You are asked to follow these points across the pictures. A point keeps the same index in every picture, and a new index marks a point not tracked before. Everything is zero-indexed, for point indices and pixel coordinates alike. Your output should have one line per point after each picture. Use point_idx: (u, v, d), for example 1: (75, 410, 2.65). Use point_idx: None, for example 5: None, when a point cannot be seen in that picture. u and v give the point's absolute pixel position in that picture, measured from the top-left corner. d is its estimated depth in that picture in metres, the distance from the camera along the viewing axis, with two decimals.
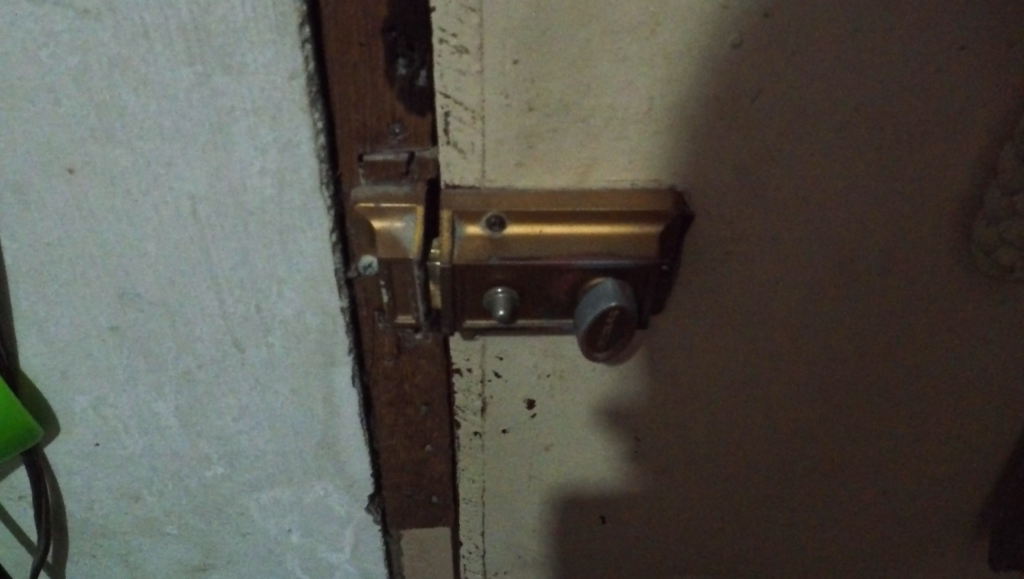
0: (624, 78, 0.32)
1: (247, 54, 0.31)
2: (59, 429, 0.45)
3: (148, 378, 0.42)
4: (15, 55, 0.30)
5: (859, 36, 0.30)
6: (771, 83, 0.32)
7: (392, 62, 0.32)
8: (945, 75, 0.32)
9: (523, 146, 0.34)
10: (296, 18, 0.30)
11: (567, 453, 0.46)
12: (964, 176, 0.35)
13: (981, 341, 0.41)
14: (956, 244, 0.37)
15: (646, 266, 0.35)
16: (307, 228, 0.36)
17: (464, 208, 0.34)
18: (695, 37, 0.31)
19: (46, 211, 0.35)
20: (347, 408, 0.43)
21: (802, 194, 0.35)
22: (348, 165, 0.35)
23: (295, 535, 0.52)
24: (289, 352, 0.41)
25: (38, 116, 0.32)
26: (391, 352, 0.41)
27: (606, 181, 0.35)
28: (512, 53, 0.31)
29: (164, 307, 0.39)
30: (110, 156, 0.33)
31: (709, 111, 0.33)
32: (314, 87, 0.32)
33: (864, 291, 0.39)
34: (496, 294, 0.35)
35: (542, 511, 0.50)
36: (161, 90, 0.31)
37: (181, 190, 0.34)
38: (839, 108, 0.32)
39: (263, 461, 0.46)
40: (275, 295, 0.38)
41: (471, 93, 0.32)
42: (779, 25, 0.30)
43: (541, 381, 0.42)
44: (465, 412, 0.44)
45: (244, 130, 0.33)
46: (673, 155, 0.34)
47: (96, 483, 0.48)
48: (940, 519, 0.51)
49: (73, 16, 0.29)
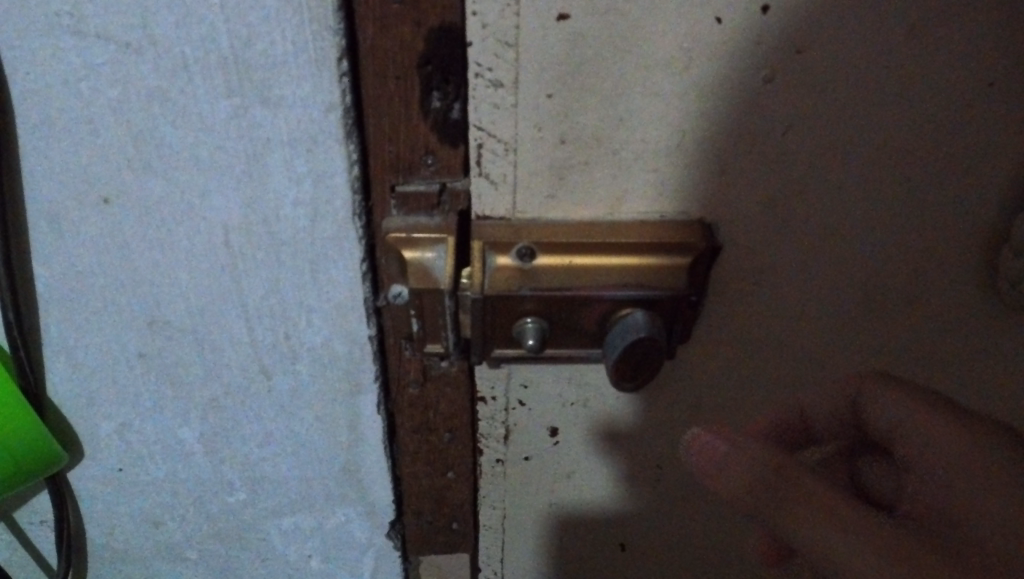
0: (656, 111, 0.32)
1: (285, 88, 0.31)
2: (83, 454, 0.45)
3: (174, 404, 0.42)
4: (56, 86, 0.31)
5: (890, 71, 0.31)
6: (801, 116, 0.32)
7: (426, 95, 0.32)
8: (973, 110, 0.32)
9: (555, 178, 0.34)
10: (335, 52, 0.30)
11: (589, 482, 0.46)
12: (990, 208, 0.35)
13: (1005, 375, 0.41)
14: (981, 275, 0.37)
15: (675, 296, 0.36)
16: (338, 258, 0.36)
17: (495, 239, 0.35)
18: (729, 72, 0.31)
19: (79, 240, 0.35)
20: (372, 436, 0.44)
21: (829, 225, 0.35)
22: (380, 196, 0.35)
23: (315, 560, 0.52)
24: (316, 379, 0.41)
25: (74, 147, 0.33)
26: (416, 381, 0.42)
27: (635, 213, 0.35)
28: (547, 87, 0.31)
29: (192, 333, 0.39)
30: (145, 186, 0.34)
31: (740, 143, 0.33)
32: (349, 120, 0.32)
33: (888, 321, 0.39)
34: (525, 325, 0.36)
35: (562, 538, 0.50)
36: (200, 121, 0.32)
37: (215, 220, 0.35)
38: (867, 143, 0.33)
39: (286, 487, 0.47)
40: (304, 323, 0.38)
41: (504, 126, 0.33)
42: (811, 61, 0.30)
43: (566, 410, 0.42)
44: (489, 439, 0.44)
45: (280, 162, 0.33)
46: (701, 188, 0.34)
47: (118, 509, 0.48)
48: None
49: (115, 49, 0.30)
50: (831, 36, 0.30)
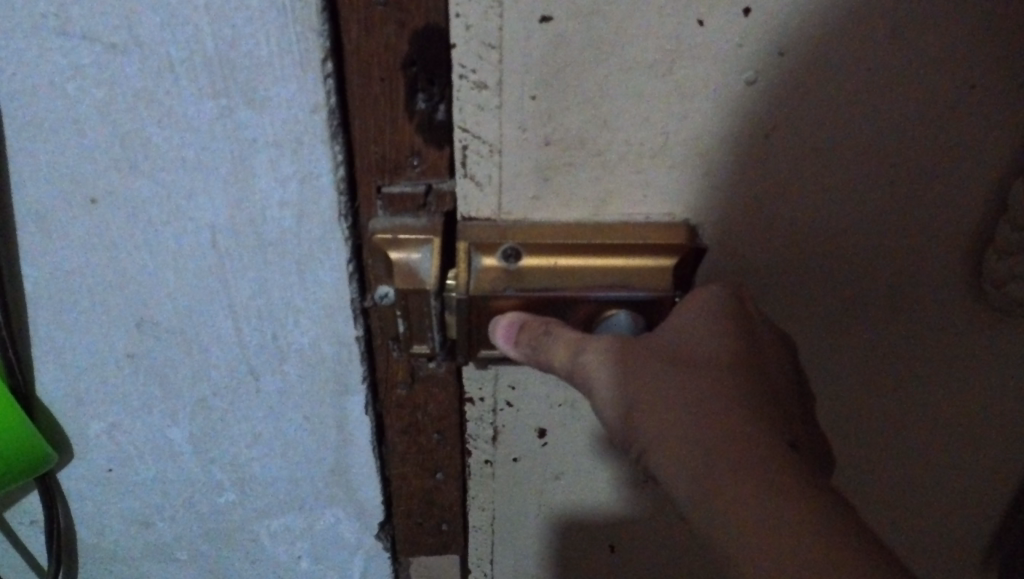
0: (640, 113, 0.32)
1: (270, 89, 0.31)
2: (73, 454, 0.45)
3: (163, 405, 0.42)
4: (43, 87, 0.31)
5: (872, 71, 0.31)
6: (782, 118, 0.32)
7: (411, 96, 0.33)
8: (954, 110, 0.32)
9: (539, 179, 0.34)
10: (319, 53, 0.30)
11: (577, 482, 0.46)
12: (975, 207, 0.35)
13: (994, 376, 0.41)
14: (967, 273, 0.37)
15: (660, 299, 0.35)
16: (324, 259, 0.36)
17: (481, 239, 0.35)
18: (713, 74, 0.31)
19: (67, 240, 0.36)
20: (360, 436, 0.44)
21: (811, 225, 0.35)
22: (366, 198, 0.35)
23: (305, 561, 0.52)
24: (305, 380, 0.41)
25: (61, 147, 0.33)
26: (404, 382, 0.42)
27: (619, 214, 0.35)
28: (531, 89, 0.31)
29: (179, 334, 0.39)
30: (131, 186, 0.34)
31: (724, 144, 0.33)
32: (335, 121, 0.32)
33: (873, 320, 0.39)
34: (495, 328, 0.35)
35: (552, 539, 0.50)
36: (185, 123, 0.32)
37: (201, 220, 0.35)
38: (847, 143, 0.33)
39: (276, 487, 0.47)
40: (292, 324, 0.38)
41: (489, 128, 0.33)
42: (793, 64, 0.31)
43: (554, 411, 0.43)
44: (477, 440, 0.44)
45: (266, 163, 0.33)
46: (686, 189, 0.35)
47: (108, 509, 0.48)
48: (952, 563, 0.50)
49: (101, 50, 0.30)
50: (812, 37, 0.30)
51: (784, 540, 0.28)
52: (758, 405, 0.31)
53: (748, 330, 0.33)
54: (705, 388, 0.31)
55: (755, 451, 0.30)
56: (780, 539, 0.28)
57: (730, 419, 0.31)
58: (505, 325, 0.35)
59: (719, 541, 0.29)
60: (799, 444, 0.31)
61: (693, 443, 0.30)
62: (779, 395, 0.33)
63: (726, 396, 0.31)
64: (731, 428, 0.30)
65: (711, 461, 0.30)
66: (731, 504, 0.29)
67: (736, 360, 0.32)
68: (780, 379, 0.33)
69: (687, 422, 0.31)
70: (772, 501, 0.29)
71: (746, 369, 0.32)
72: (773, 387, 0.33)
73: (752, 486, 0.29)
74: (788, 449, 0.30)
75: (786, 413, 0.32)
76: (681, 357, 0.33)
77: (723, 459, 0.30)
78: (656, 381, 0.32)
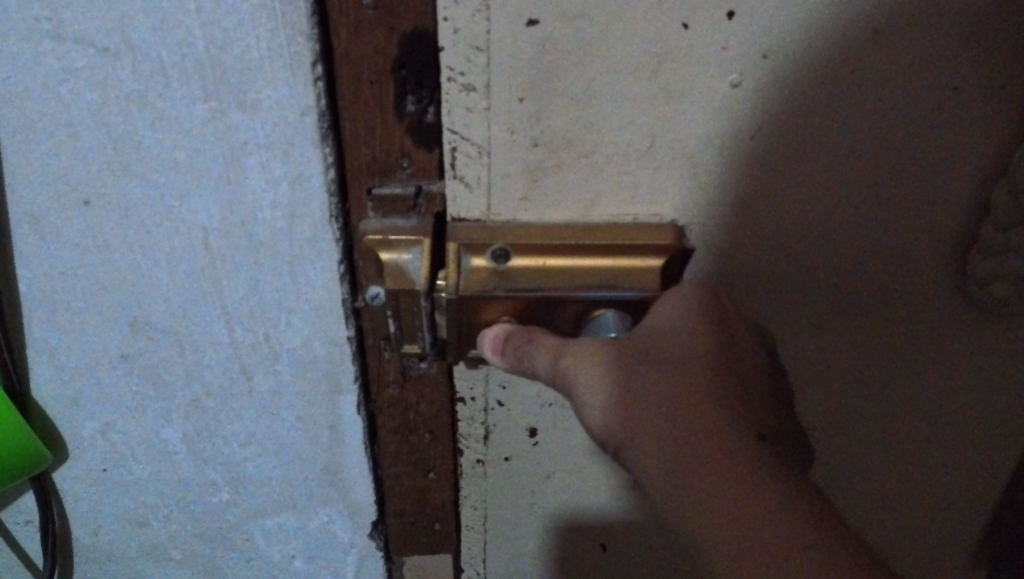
0: (626, 115, 0.33)
1: (260, 91, 0.31)
2: (67, 454, 0.45)
3: (157, 405, 0.43)
4: (36, 90, 0.31)
5: (855, 74, 0.31)
6: (767, 119, 0.33)
7: (401, 99, 0.33)
8: (937, 112, 0.32)
9: (528, 180, 0.35)
10: (309, 56, 0.31)
11: (567, 481, 0.47)
12: (958, 207, 0.35)
13: (981, 375, 0.41)
14: (952, 272, 0.37)
15: (647, 298, 0.36)
16: (316, 260, 0.37)
17: (470, 240, 0.35)
18: (699, 76, 0.31)
19: (61, 242, 0.36)
20: (352, 435, 0.44)
21: (797, 225, 0.36)
22: (357, 198, 0.36)
23: (298, 560, 0.52)
24: (297, 379, 0.41)
25: (55, 150, 0.33)
26: (396, 381, 0.42)
27: (607, 215, 0.36)
28: (519, 91, 0.32)
29: (173, 334, 0.39)
30: (124, 188, 0.34)
31: (710, 145, 0.33)
32: (325, 123, 0.33)
33: (860, 320, 0.39)
34: (486, 336, 0.36)
35: (544, 538, 0.50)
36: (177, 125, 0.32)
37: (193, 222, 0.35)
38: (832, 144, 0.33)
39: (269, 487, 0.47)
40: (284, 324, 0.39)
41: (478, 129, 0.33)
42: (777, 67, 0.31)
43: (544, 410, 0.43)
44: (469, 440, 0.45)
45: (257, 164, 0.33)
46: (673, 190, 0.35)
47: (102, 509, 0.49)
48: (940, 562, 0.51)
49: (94, 53, 0.30)
50: (796, 40, 0.30)
51: (748, 533, 0.28)
52: (729, 396, 0.32)
53: (723, 322, 0.34)
54: (677, 381, 0.32)
55: (726, 449, 0.30)
56: (743, 530, 0.29)
57: (709, 422, 0.31)
58: (492, 336, 0.36)
59: (688, 530, 0.30)
60: (768, 432, 0.32)
61: (665, 436, 0.31)
62: (752, 384, 0.33)
63: (701, 394, 0.31)
64: (703, 428, 0.31)
65: (681, 454, 0.30)
66: (699, 501, 0.30)
67: (713, 353, 0.33)
68: (757, 372, 0.34)
69: (659, 414, 0.31)
70: (740, 498, 0.29)
71: (718, 360, 0.33)
72: (745, 376, 0.33)
73: (725, 490, 0.29)
74: (756, 440, 0.31)
75: (758, 402, 0.33)
76: (660, 351, 0.33)
77: (692, 451, 0.30)
78: (635, 376, 0.32)
